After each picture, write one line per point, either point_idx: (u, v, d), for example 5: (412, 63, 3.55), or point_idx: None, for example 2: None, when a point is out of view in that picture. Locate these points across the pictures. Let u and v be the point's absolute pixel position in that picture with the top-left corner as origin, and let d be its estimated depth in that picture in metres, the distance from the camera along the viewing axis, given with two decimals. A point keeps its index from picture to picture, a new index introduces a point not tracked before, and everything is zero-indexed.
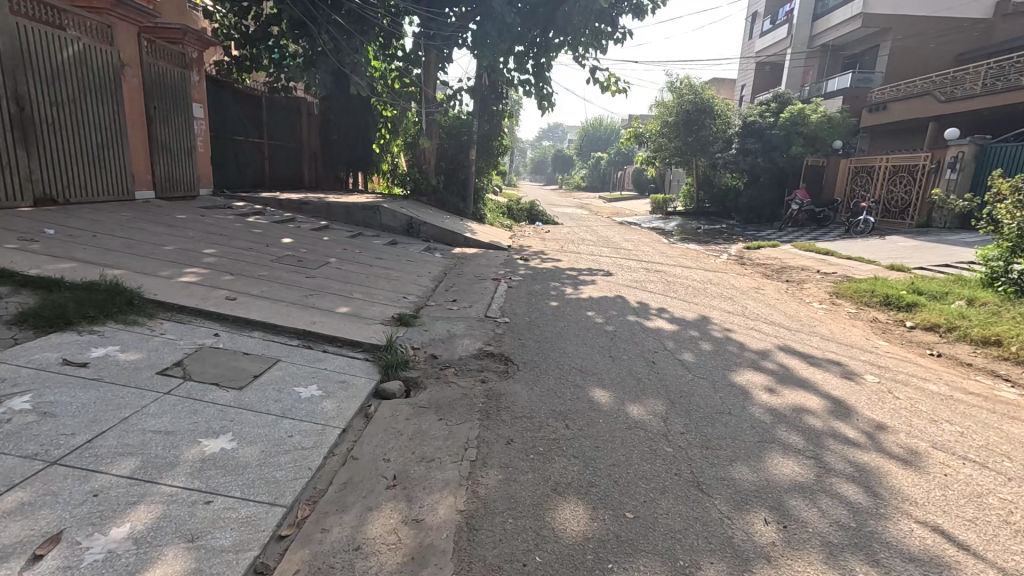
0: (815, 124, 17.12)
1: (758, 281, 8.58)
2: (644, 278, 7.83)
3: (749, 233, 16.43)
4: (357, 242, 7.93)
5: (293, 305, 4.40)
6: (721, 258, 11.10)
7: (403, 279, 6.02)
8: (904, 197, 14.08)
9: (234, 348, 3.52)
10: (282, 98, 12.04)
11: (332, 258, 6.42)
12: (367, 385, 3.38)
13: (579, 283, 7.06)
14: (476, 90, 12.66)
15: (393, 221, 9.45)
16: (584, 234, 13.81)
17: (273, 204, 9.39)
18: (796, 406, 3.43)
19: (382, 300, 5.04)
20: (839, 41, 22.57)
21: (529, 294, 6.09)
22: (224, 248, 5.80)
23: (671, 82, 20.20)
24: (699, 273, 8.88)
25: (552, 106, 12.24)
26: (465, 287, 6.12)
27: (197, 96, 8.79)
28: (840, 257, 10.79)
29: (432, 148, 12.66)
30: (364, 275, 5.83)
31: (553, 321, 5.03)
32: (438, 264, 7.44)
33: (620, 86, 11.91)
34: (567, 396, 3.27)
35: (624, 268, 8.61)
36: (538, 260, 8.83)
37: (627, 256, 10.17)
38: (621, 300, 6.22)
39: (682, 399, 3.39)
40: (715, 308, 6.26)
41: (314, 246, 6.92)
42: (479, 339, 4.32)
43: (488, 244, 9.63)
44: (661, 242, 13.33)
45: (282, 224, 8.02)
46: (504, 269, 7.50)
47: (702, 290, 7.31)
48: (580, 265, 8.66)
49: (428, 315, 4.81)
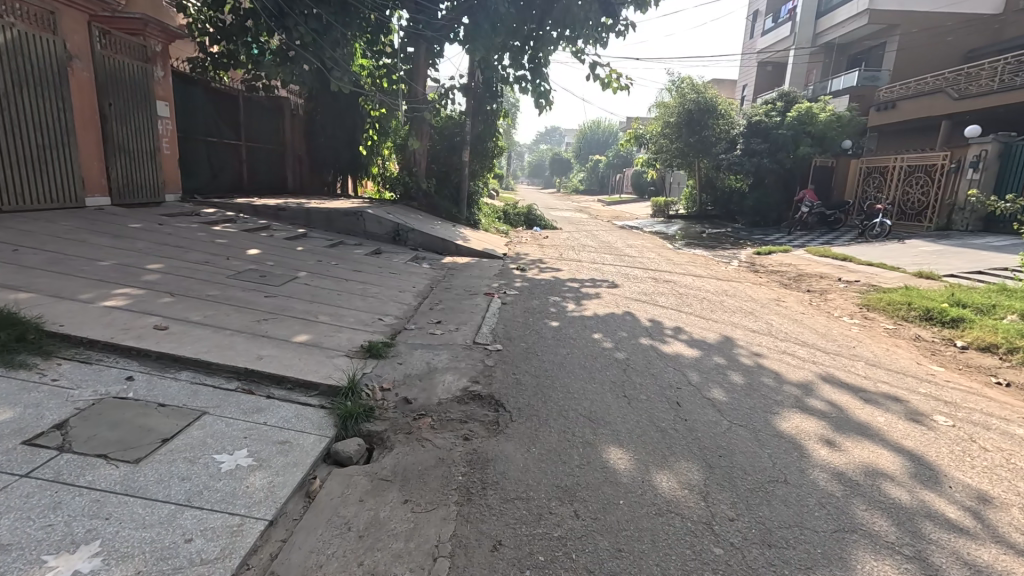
0: (823, 123, 16.49)
1: (776, 291, 7.86)
2: (653, 290, 7.08)
3: (756, 237, 15.69)
4: (336, 252, 7.17)
5: (241, 334, 3.64)
6: (732, 265, 10.38)
7: (381, 296, 5.25)
8: (920, 199, 13.39)
9: (147, 398, 2.75)
10: (262, 97, 11.39)
11: (303, 272, 5.66)
12: (314, 446, 2.61)
13: (582, 297, 6.33)
14: (467, 87, 11.99)
15: (379, 228, 8.71)
16: (585, 239, 13.09)
17: (247, 211, 8.64)
18: (868, 469, 2.68)
19: (353, 324, 4.29)
20: (844, 39, 21.97)
21: (526, 311, 5.35)
22: (174, 262, 5.04)
23: (672, 80, 19.61)
24: (712, 283, 8.15)
25: (551, 105, 11.53)
26: (453, 304, 5.38)
27: (162, 93, 8.05)
28: (859, 263, 10.07)
29: (423, 149, 12.00)
30: (336, 293, 5.07)
31: (553, 347, 4.27)
32: (425, 276, 6.68)
33: (622, 83, 11.19)
34: (575, 462, 2.51)
35: (631, 278, 7.87)
36: (536, 270, 8.08)
37: (631, 263, 9.44)
38: (630, 317, 5.48)
39: (723, 461, 2.62)
40: (736, 325, 5.52)
41: (284, 258, 6.17)
42: (466, 374, 3.56)
43: (481, 253, 8.88)
44: (665, 248, 12.61)
45: (253, 233, 7.26)
46: (498, 282, 6.74)
47: (719, 303, 6.57)
48: (582, 275, 7.92)
49: (405, 343, 4.05)
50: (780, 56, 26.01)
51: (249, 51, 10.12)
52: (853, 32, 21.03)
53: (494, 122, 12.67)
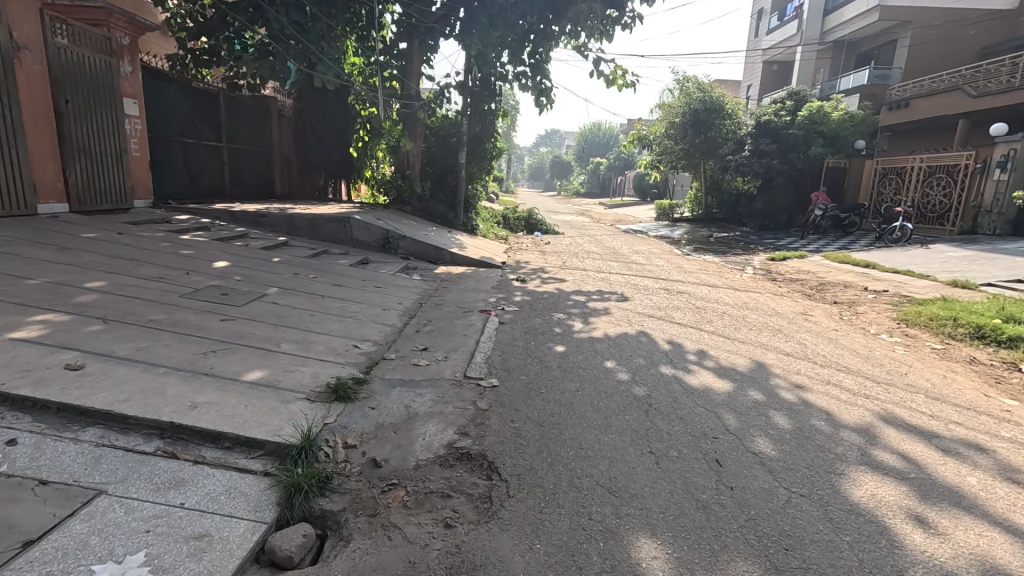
0: (836, 122, 15.77)
1: (801, 303, 7.17)
2: (668, 304, 6.42)
3: (767, 241, 14.95)
4: (316, 263, 6.50)
5: (178, 372, 2.97)
6: (747, 272, 9.68)
7: (360, 317, 4.59)
8: (943, 200, 12.85)
9: (27, 471, 2.08)
10: (248, 97, 10.80)
11: (274, 288, 4.99)
12: (242, 542, 1.94)
13: (590, 313, 5.64)
14: (464, 85, 11.32)
15: (367, 235, 8.04)
16: (589, 245, 12.40)
17: (225, 218, 7.99)
18: (987, 569, 1.99)
19: (322, 355, 3.62)
20: (854, 36, 21.32)
21: (528, 332, 4.68)
22: (121, 278, 4.37)
23: (678, 78, 19.03)
24: (729, 294, 7.48)
25: (552, 104, 10.87)
26: (443, 324, 4.71)
27: (130, 89, 7.40)
28: (884, 269, 9.40)
29: (417, 150, 11.34)
30: (308, 315, 4.40)
31: (559, 380, 3.60)
32: (415, 290, 6.02)
33: (628, 79, 10.52)
34: (594, 571, 1.83)
35: (641, 289, 7.21)
36: (538, 281, 7.41)
37: (640, 272, 8.77)
38: (646, 339, 4.79)
39: (793, 562, 1.94)
40: (766, 347, 4.85)
41: (255, 271, 5.50)
42: (452, 422, 2.89)
43: (479, 261, 8.22)
44: (673, 253, 11.97)
45: (226, 242, 6.60)
46: (497, 296, 6.07)
47: (742, 320, 5.89)
48: (588, 286, 7.24)
49: (382, 379, 3.38)
50: (786, 55, 25.42)
51: (231, 47, 9.50)
52: (863, 29, 20.36)
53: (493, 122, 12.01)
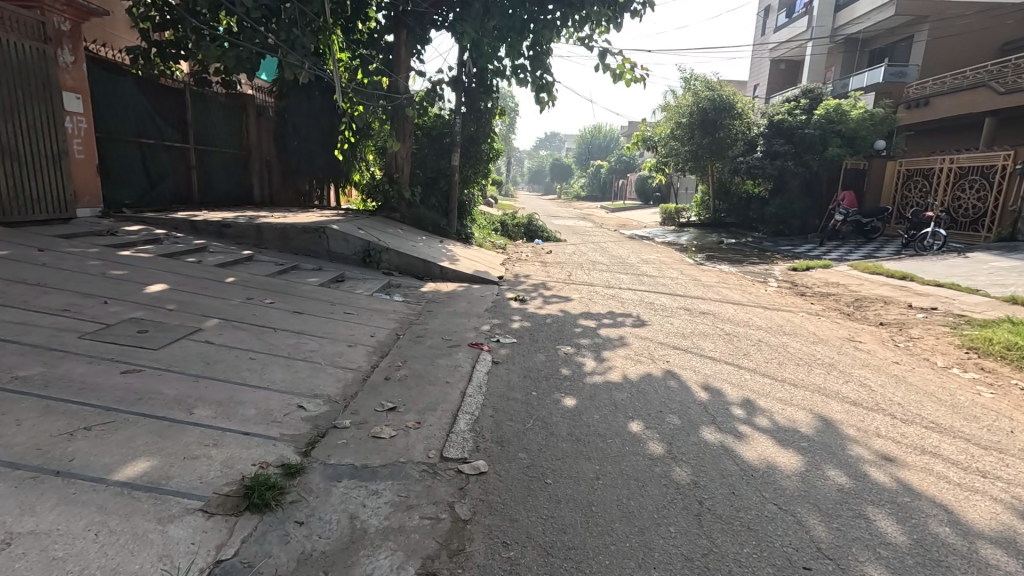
0: (855, 120, 14.84)
1: (843, 325, 6.22)
2: (692, 329, 5.48)
3: (782, 248, 13.97)
4: (280, 282, 5.54)
5: (12, 475, 2.00)
6: (771, 286, 8.74)
7: (317, 360, 3.63)
8: (977, 205, 12.01)
9: None
10: (222, 95, 9.91)
11: (213, 320, 4.03)
12: None
13: (602, 345, 4.68)
14: (457, 81, 10.37)
15: (344, 248, 7.10)
16: (595, 254, 11.48)
17: (184, 229, 7.04)
18: None
19: (248, 425, 2.65)
20: (866, 33, 20.43)
21: (527, 377, 3.72)
22: (9, 313, 3.42)
23: (686, 76, 18.15)
24: (759, 314, 6.55)
25: (554, 100, 9.94)
26: (423, 367, 3.75)
27: (72, 82, 6.46)
28: (925, 283, 8.46)
29: (406, 151, 10.30)
30: (248, 360, 3.43)
31: (570, 459, 2.64)
32: (394, 316, 5.07)
33: (637, 74, 9.58)
34: None
35: (659, 311, 6.27)
36: (539, 299, 6.49)
37: (653, 286, 7.85)
38: (675, 385, 3.82)
39: None
40: (825, 392, 3.88)
41: (198, 295, 4.55)
42: (415, 553, 1.92)
43: (473, 276, 7.28)
44: (685, 263, 11.07)
45: (176, 259, 5.65)
46: (492, 322, 5.12)
47: (784, 352, 4.92)
48: (596, 306, 6.29)
49: (325, 466, 2.40)
50: (794, 53, 24.53)
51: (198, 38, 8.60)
52: (877, 25, 19.39)
53: (489, 121, 11.07)
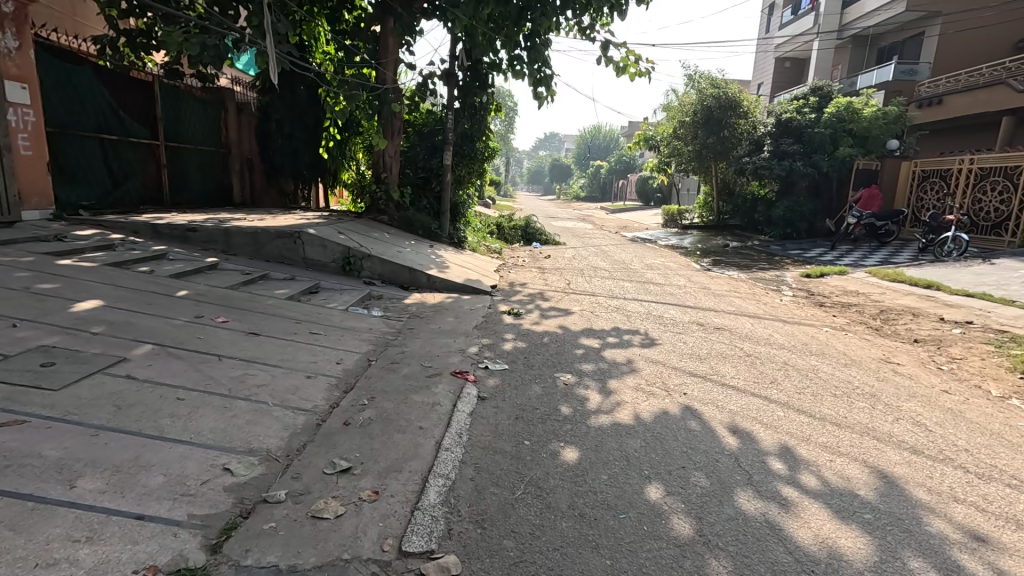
0: (868, 118, 14.21)
1: (874, 343, 5.58)
2: (709, 349, 4.84)
3: (791, 252, 13.33)
4: (242, 295, 4.89)
5: None
6: (787, 295, 8.12)
7: (263, 400, 2.97)
8: (999, 207, 11.41)
9: None
10: (197, 89, 9.26)
11: (145, 345, 3.37)
12: None
13: (608, 373, 4.02)
14: (450, 74, 9.70)
15: (322, 255, 6.45)
16: (596, 259, 10.83)
17: (146, 233, 6.38)
18: None
19: (145, 505, 1.99)
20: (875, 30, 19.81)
21: (519, 419, 3.07)
22: None
23: (691, 74, 17.54)
24: (779, 329, 5.91)
25: (552, 95, 9.28)
26: (394, 406, 3.10)
27: (17, 71, 5.81)
28: (953, 293, 7.83)
29: (394, 148, 9.54)
30: (173, 403, 2.76)
31: (572, 551, 1.99)
32: (370, 335, 4.43)
33: (641, 67, 8.93)
34: None
35: (669, 326, 5.63)
36: (536, 312, 5.85)
37: (661, 296, 7.22)
38: (698, 428, 3.16)
39: None
40: (877, 436, 3.24)
41: (137, 313, 3.89)
42: None
43: (464, 285, 6.64)
44: (692, 269, 10.45)
45: (125, 269, 4.99)
46: (481, 343, 4.47)
47: (817, 378, 4.28)
48: (599, 321, 5.66)
49: (237, 572, 1.76)
50: (800, 51, 23.90)
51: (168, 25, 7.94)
52: (887, 22, 18.73)
53: (485, 117, 10.41)
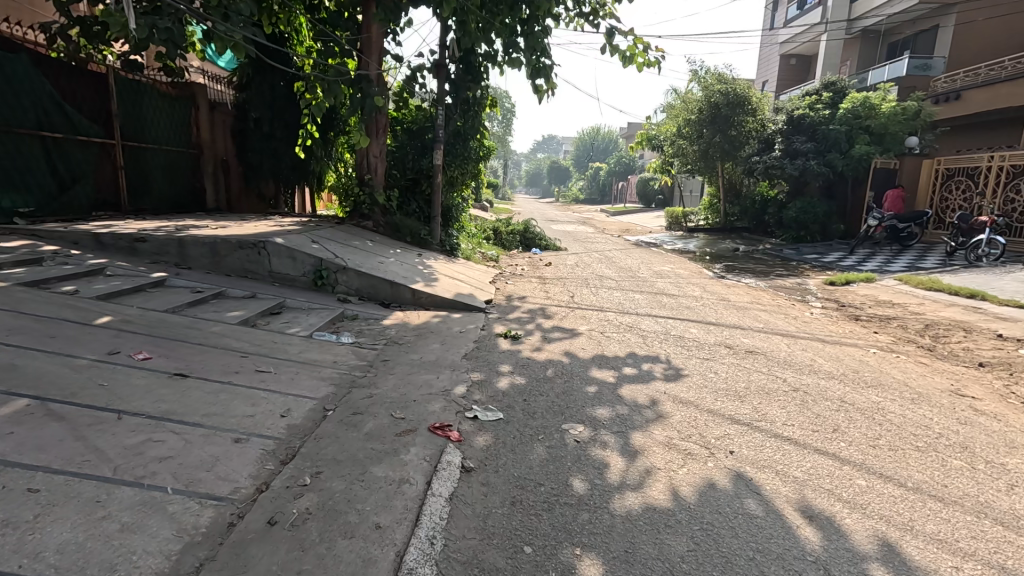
0: (886, 114, 13.41)
1: (936, 369, 4.76)
2: (748, 384, 3.99)
3: (807, 257, 12.52)
4: (184, 320, 4.04)
5: None
6: (816, 308, 7.29)
7: (159, 488, 2.11)
8: None
9: None
10: (162, 84, 8.43)
11: (19, 401, 2.51)
12: None
13: (629, 421, 3.17)
14: (440, 65, 8.86)
15: (291, 267, 5.63)
16: (601, 266, 10.00)
17: (88, 244, 5.53)
18: None
19: None
20: (886, 24, 19.08)
21: (516, 508, 2.23)
22: None
23: (696, 70, 16.76)
24: (821, 352, 5.07)
25: (553, 88, 8.47)
26: (344, 489, 2.27)
27: None
28: (1003, 303, 7.03)
29: (379, 147, 8.68)
30: (18, 500, 1.91)
31: None
32: (333, 373, 3.58)
33: (650, 56, 8.13)
34: None
35: (694, 351, 4.79)
36: (538, 334, 5.01)
37: (678, 311, 6.39)
38: (761, 513, 2.32)
39: None
40: (1003, 521, 2.39)
41: (28, 350, 3.03)
42: None
43: (454, 302, 5.79)
44: (704, 277, 9.63)
45: (43, 289, 4.14)
46: (470, 381, 3.62)
47: (887, 422, 3.43)
48: (612, 345, 4.82)
49: None
50: (807, 47, 23.17)
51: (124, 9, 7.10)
52: (900, 15, 17.94)
53: (479, 113, 9.59)
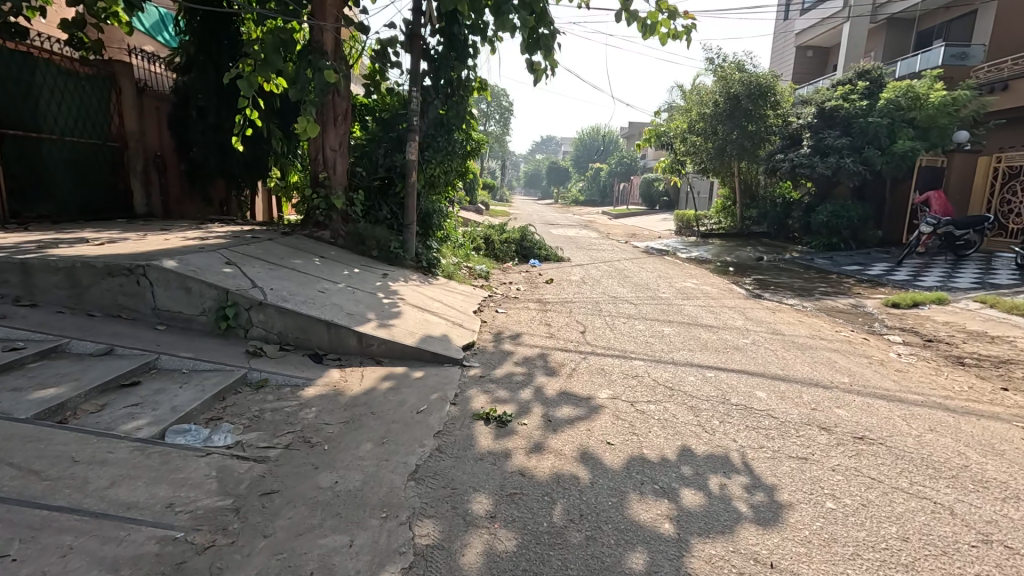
0: (935, 104, 11.68)
1: None
2: (907, 534, 2.26)
3: (847, 268, 10.87)
4: None
5: None
6: (900, 345, 5.59)
7: None
8: None
9: None
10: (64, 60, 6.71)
11: None
12: None
13: None
14: (415, 38, 7.17)
15: (184, 303, 3.93)
16: (612, 283, 8.28)
17: None
18: None
19: None
20: (917, 9, 17.42)
21: None
22: None
23: (711, 60, 15.08)
24: (963, 437, 3.35)
25: (553, 66, 6.76)
26: None
27: None
28: None
29: (339, 138, 6.92)
30: None
31: None
32: (147, 545, 1.85)
33: (677, 26, 6.50)
34: None
35: (782, 444, 3.06)
36: (538, 410, 3.30)
37: (727, 358, 4.66)
38: None
39: None
40: None
41: None
42: None
43: (418, 352, 4.07)
44: (739, 296, 7.94)
45: None
46: (411, 556, 1.91)
47: None
48: (653, 432, 3.11)
49: None
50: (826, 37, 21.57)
51: None
52: None
53: (466, 98, 7.88)
